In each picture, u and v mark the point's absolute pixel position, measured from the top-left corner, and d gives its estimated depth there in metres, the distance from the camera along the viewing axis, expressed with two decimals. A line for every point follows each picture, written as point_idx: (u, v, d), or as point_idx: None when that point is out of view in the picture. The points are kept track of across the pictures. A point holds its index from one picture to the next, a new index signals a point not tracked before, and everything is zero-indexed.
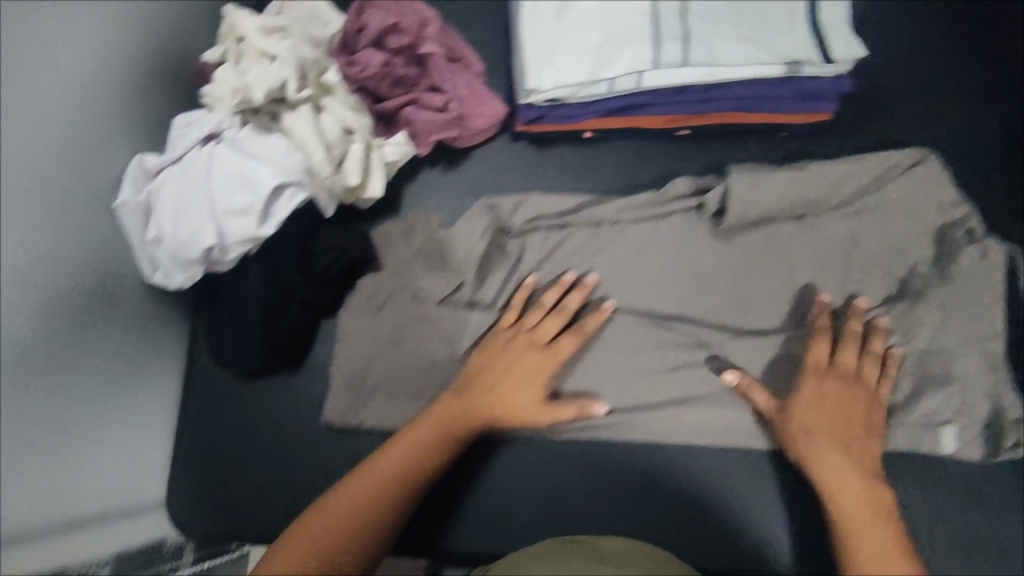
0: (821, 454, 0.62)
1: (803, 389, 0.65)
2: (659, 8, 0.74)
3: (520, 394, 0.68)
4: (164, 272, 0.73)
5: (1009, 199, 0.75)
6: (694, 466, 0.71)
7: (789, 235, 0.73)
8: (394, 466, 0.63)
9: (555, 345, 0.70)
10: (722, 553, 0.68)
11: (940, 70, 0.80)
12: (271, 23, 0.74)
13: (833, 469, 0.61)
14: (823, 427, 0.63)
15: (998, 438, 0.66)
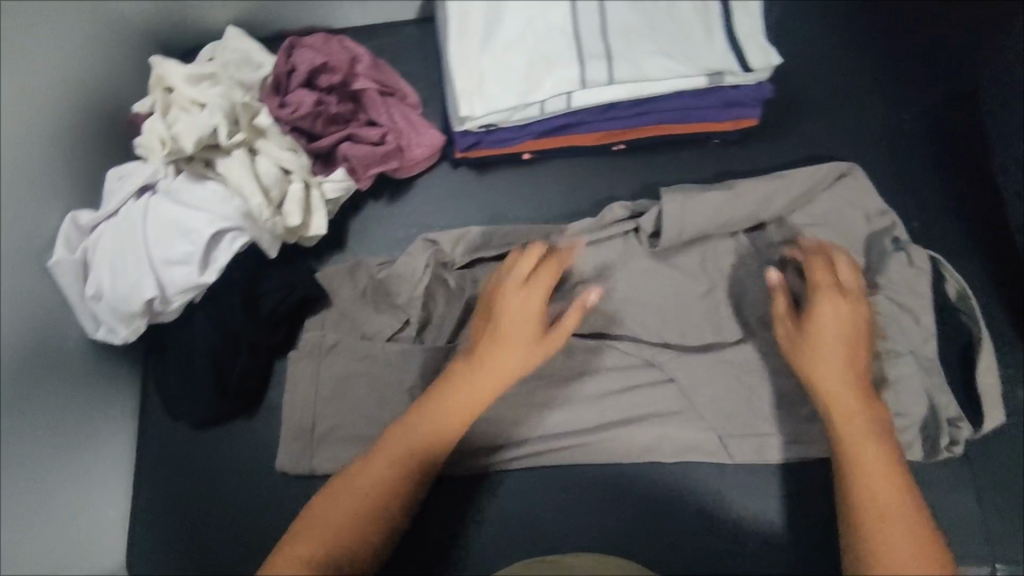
0: (826, 372, 0.61)
1: (816, 306, 0.63)
2: (581, 27, 0.74)
3: (514, 361, 0.62)
4: (107, 327, 0.72)
5: (929, 190, 0.79)
6: (659, 477, 0.72)
7: (724, 253, 0.76)
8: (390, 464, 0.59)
9: (539, 286, 0.65)
10: (690, 561, 0.70)
11: (857, 69, 0.83)
12: (199, 71, 0.74)
13: (830, 379, 0.61)
14: (839, 351, 0.62)
15: (936, 439, 0.68)
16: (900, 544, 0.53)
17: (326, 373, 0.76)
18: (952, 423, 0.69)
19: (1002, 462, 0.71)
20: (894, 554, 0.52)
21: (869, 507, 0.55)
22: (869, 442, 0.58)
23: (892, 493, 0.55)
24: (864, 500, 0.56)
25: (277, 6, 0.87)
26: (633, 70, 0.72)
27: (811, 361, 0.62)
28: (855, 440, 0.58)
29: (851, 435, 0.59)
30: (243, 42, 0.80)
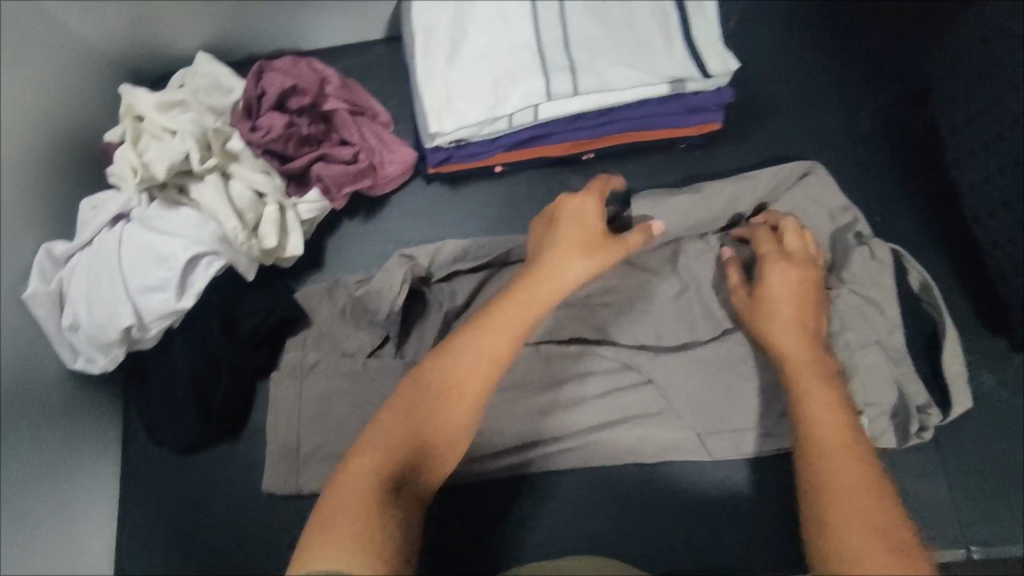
0: (776, 324, 0.65)
1: (767, 268, 0.68)
2: (544, 41, 0.76)
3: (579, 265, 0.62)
4: (86, 357, 0.72)
5: (887, 186, 0.82)
6: (643, 479, 0.75)
7: (696, 255, 0.77)
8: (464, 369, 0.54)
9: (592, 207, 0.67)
10: (676, 557, 0.72)
11: (815, 70, 0.85)
12: (169, 98, 0.75)
13: (778, 327, 0.65)
14: (789, 311, 0.66)
15: (906, 425, 0.70)
16: (841, 467, 0.53)
17: (309, 391, 0.76)
18: (921, 411, 0.71)
19: (970, 444, 0.73)
20: (833, 475, 0.52)
21: (816, 443, 0.55)
22: (823, 390, 0.59)
23: (841, 431, 0.56)
24: (814, 438, 0.56)
25: (245, 30, 0.88)
26: (598, 81, 0.74)
27: (762, 321, 0.66)
28: (807, 390, 0.60)
29: (802, 384, 0.61)
30: (213, 67, 0.81)
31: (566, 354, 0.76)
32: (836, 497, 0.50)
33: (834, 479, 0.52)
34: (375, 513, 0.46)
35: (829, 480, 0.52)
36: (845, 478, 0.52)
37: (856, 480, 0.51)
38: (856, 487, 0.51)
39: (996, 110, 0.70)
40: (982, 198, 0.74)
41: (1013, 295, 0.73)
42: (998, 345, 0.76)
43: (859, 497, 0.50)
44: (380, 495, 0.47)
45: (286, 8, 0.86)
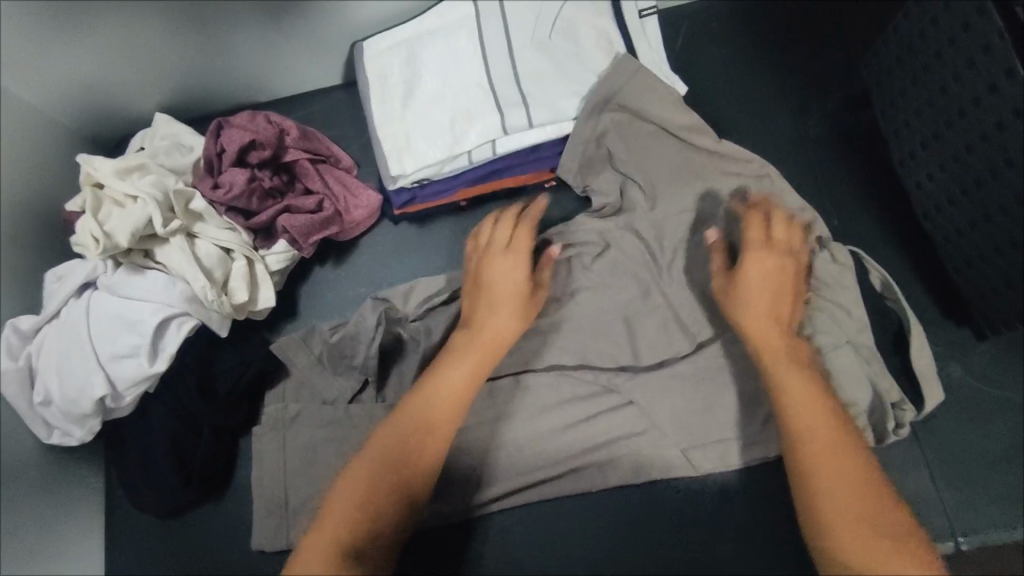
0: (751, 317, 0.64)
1: (749, 260, 0.66)
2: (495, 79, 0.78)
3: (506, 332, 0.66)
4: (61, 431, 0.72)
5: (841, 187, 0.84)
6: (631, 500, 0.75)
7: (667, 268, 0.77)
8: (416, 448, 0.60)
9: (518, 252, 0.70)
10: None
11: (761, 82, 0.88)
12: (128, 163, 0.74)
13: (756, 318, 0.64)
14: (765, 301, 0.65)
15: (883, 423, 0.71)
16: (833, 467, 0.55)
17: (292, 443, 0.76)
18: (897, 406, 0.72)
19: (947, 435, 0.75)
20: (831, 477, 0.54)
21: (805, 445, 0.57)
22: (804, 388, 0.60)
23: (825, 429, 0.57)
24: (803, 440, 0.57)
25: (201, 86, 0.88)
26: (550, 113, 0.77)
27: (741, 311, 0.65)
28: (790, 388, 0.60)
29: (782, 378, 0.61)
30: (171, 127, 0.82)
31: (547, 382, 0.76)
32: (836, 501, 0.53)
33: (831, 481, 0.54)
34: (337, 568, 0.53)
35: (825, 486, 0.54)
36: (839, 479, 0.54)
37: (851, 478, 0.54)
38: (852, 488, 0.54)
39: (931, 111, 0.73)
40: (929, 195, 0.77)
41: (969, 285, 0.75)
42: (962, 335, 0.78)
43: (859, 499, 0.53)
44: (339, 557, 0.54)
45: (242, 63, 0.87)
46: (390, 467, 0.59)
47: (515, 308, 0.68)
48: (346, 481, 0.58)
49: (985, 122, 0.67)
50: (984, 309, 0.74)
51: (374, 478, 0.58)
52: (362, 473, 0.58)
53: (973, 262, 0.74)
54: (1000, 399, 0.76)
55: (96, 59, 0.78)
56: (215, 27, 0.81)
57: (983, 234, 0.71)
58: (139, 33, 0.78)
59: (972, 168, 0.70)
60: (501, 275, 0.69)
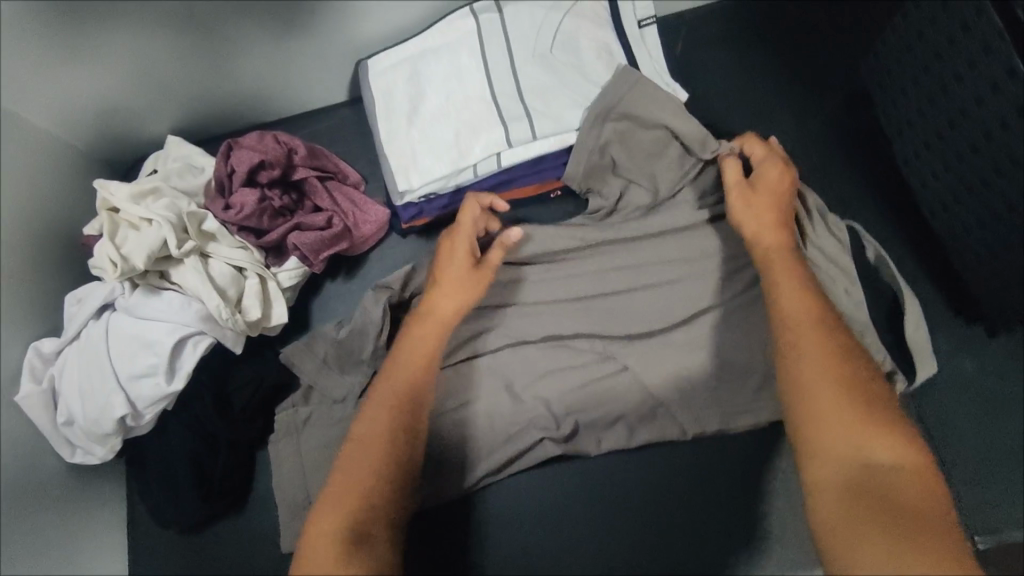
0: (750, 225, 0.69)
1: (767, 171, 0.72)
2: (498, 93, 0.79)
3: (452, 311, 0.69)
4: (84, 450, 0.74)
5: (844, 186, 0.84)
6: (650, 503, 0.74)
7: (672, 269, 0.78)
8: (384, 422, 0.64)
9: (461, 238, 0.71)
10: None
11: (761, 85, 0.89)
12: (142, 187, 0.76)
13: (756, 222, 0.69)
14: (768, 213, 0.70)
15: None
16: (816, 370, 0.58)
17: (306, 448, 0.77)
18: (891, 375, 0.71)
19: (961, 432, 0.74)
20: (820, 384, 0.57)
21: (795, 356, 0.59)
22: (799, 299, 0.63)
23: (819, 340, 0.60)
24: (793, 349, 0.60)
25: (210, 107, 0.91)
26: (555, 125, 0.78)
27: (750, 219, 0.70)
28: (786, 308, 0.63)
29: (780, 292, 0.64)
30: (183, 149, 0.84)
31: (547, 370, 0.77)
32: (824, 404, 0.56)
33: (821, 387, 0.57)
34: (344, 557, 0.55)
35: (810, 392, 0.57)
36: (826, 387, 0.57)
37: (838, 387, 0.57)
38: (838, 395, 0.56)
39: (933, 111, 0.73)
40: (934, 193, 0.77)
41: (976, 282, 0.75)
42: (973, 331, 0.78)
43: (838, 405, 0.56)
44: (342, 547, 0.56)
45: (249, 85, 0.89)
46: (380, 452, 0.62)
47: (457, 286, 0.69)
48: (341, 474, 0.61)
49: (989, 119, 0.67)
50: (993, 305, 0.74)
51: (365, 460, 0.62)
52: (354, 464, 0.61)
53: (980, 259, 0.73)
54: (1012, 394, 0.75)
55: (109, 87, 0.81)
56: (224, 51, 0.83)
57: (991, 231, 0.71)
58: (151, 60, 0.80)
59: (976, 167, 0.70)
60: (450, 259, 0.70)
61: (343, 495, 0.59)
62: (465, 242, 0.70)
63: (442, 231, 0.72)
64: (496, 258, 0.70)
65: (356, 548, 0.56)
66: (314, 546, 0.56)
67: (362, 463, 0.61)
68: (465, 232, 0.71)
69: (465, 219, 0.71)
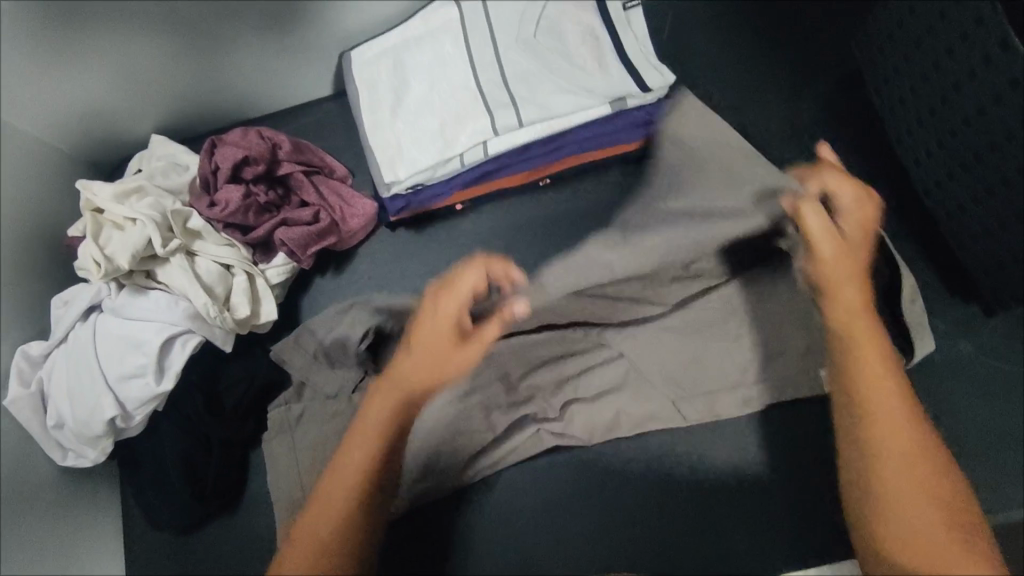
0: (837, 275, 0.64)
1: (857, 213, 0.66)
2: (482, 81, 0.78)
3: (431, 377, 0.67)
4: (76, 453, 0.73)
5: (838, 166, 0.83)
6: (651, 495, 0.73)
7: None
8: (362, 458, 0.63)
9: (459, 305, 0.68)
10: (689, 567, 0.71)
11: (750, 66, 0.87)
12: (126, 186, 0.75)
13: (843, 275, 0.64)
14: (856, 265, 0.64)
15: None
16: (894, 439, 0.57)
17: (300, 445, 0.77)
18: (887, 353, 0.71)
19: (961, 416, 0.73)
20: (896, 457, 0.56)
21: (877, 427, 0.58)
22: (873, 361, 0.61)
23: (897, 409, 0.58)
24: (875, 420, 0.58)
25: (194, 107, 0.89)
26: (541, 111, 0.76)
27: (834, 277, 0.64)
28: (868, 374, 0.60)
29: (862, 360, 0.61)
30: (166, 146, 0.84)
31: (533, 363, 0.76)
32: (898, 480, 0.55)
33: (896, 462, 0.56)
34: None
35: (890, 466, 0.56)
36: (908, 465, 0.56)
37: (921, 465, 0.56)
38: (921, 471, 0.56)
39: (926, 86, 0.72)
40: (928, 171, 0.76)
41: (972, 262, 0.74)
42: (970, 311, 0.77)
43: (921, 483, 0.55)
44: None
45: (233, 81, 0.88)
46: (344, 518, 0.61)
47: (439, 351, 0.66)
48: (303, 536, 0.59)
49: (982, 93, 0.65)
50: (990, 285, 0.73)
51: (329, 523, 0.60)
52: (316, 525, 0.60)
53: (976, 238, 0.72)
54: (1012, 373, 0.74)
55: (90, 86, 0.80)
56: (205, 47, 0.82)
57: (988, 209, 0.69)
58: (131, 56, 0.79)
59: (970, 142, 0.69)
60: (443, 325, 0.67)
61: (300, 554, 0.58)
62: (451, 312, 0.67)
63: (439, 291, 0.69)
64: (485, 336, 0.68)
65: None
66: None
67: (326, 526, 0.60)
68: (455, 297, 0.68)
69: (466, 287, 0.68)
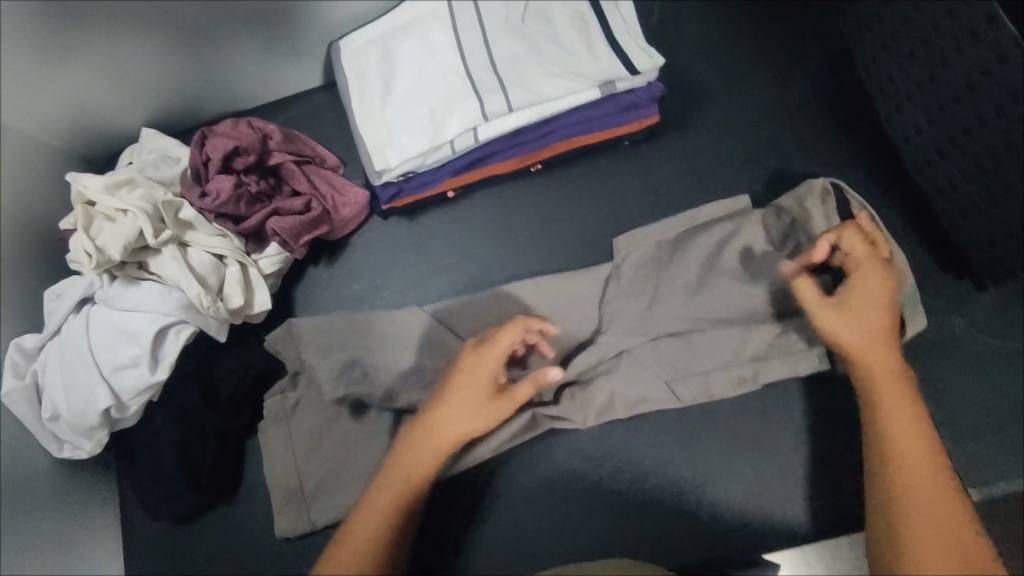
0: (857, 327, 0.63)
1: (869, 280, 0.65)
2: (471, 67, 0.78)
3: (463, 431, 0.65)
4: (72, 444, 0.73)
5: (829, 146, 0.83)
6: (647, 476, 0.75)
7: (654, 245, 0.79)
8: (389, 504, 0.63)
9: (491, 361, 0.67)
10: (686, 544, 0.72)
11: (739, 50, 0.88)
12: (116, 178, 0.75)
13: (858, 325, 0.63)
14: (876, 318, 0.64)
15: None
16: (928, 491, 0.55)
17: (297, 433, 0.77)
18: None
19: (955, 391, 0.74)
20: (929, 507, 0.54)
21: (909, 478, 0.56)
22: (903, 413, 0.59)
23: (929, 459, 0.57)
24: (901, 470, 0.57)
25: (184, 101, 0.89)
26: (531, 96, 0.76)
27: (851, 334, 0.63)
28: (897, 428, 0.59)
29: (891, 412, 0.60)
30: (159, 140, 0.84)
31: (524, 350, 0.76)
32: (931, 530, 0.53)
33: (927, 511, 0.54)
34: None
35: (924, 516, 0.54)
36: (945, 515, 0.54)
37: (953, 512, 0.54)
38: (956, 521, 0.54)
39: (914, 63, 0.72)
40: (918, 149, 0.76)
41: (964, 238, 0.74)
42: (962, 287, 0.77)
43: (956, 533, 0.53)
44: None
45: (222, 72, 0.88)
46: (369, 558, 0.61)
47: (473, 408, 0.66)
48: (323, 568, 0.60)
49: (971, 67, 0.65)
50: (982, 260, 0.73)
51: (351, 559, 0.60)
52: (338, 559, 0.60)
53: (967, 214, 0.72)
54: (1006, 348, 0.75)
55: (78, 80, 0.79)
56: (192, 36, 0.82)
57: (977, 184, 0.70)
58: (118, 48, 0.79)
59: (960, 118, 0.69)
60: (473, 382, 0.66)
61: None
62: (488, 371, 0.67)
63: (472, 349, 0.68)
64: (524, 394, 0.66)
65: None
66: None
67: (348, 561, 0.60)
68: (493, 357, 0.67)
69: (501, 348, 0.67)
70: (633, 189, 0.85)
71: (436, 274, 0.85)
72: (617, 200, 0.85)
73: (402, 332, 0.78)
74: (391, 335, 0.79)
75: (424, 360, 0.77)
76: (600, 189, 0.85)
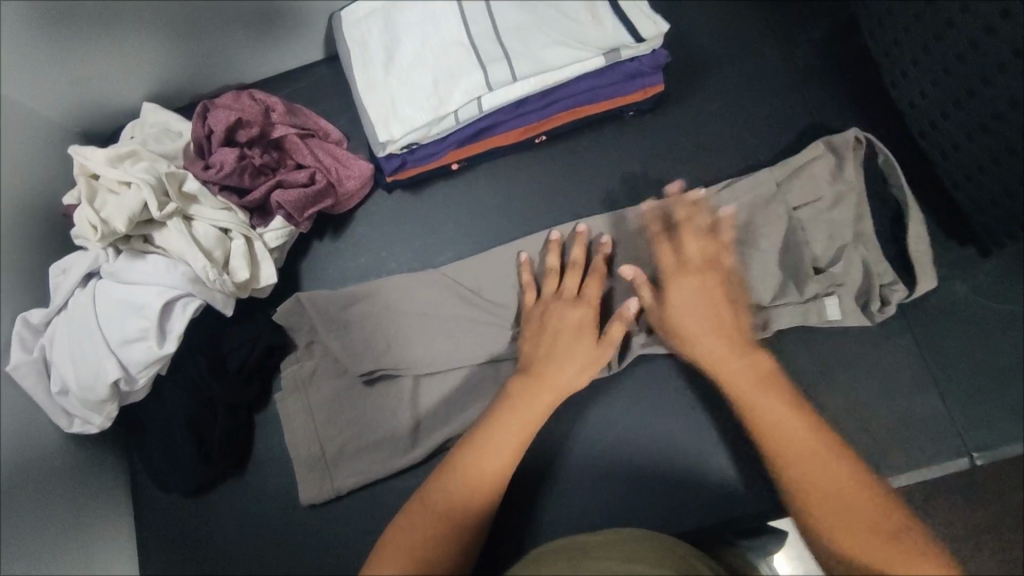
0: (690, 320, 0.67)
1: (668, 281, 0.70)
2: (475, 37, 0.79)
3: (581, 377, 0.67)
4: (81, 419, 0.73)
5: (833, 114, 0.83)
6: (667, 440, 0.75)
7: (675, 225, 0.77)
8: (522, 412, 0.61)
9: (584, 304, 0.71)
10: (710, 512, 0.72)
11: (743, 20, 0.88)
12: (119, 150, 0.75)
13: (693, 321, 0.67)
14: (698, 301, 0.68)
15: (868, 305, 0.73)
16: (831, 486, 0.53)
17: (316, 401, 0.78)
18: (888, 287, 0.73)
19: (957, 354, 0.74)
20: (841, 512, 0.52)
21: (813, 501, 0.53)
22: (779, 428, 0.57)
23: (814, 455, 0.55)
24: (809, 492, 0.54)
25: (186, 76, 0.88)
26: (536, 65, 0.76)
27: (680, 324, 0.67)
28: (788, 440, 0.56)
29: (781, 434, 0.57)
30: (161, 115, 0.83)
31: None
32: (857, 541, 0.50)
33: (839, 520, 0.52)
34: (435, 539, 0.54)
35: (848, 527, 0.51)
36: (844, 504, 0.52)
37: (859, 499, 0.52)
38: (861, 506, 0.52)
39: (918, 26, 0.72)
40: (922, 113, 0.76)
41: (967, 201, 0.75)
42: (967, 254, 0.77)
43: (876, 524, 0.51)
44: (426, 537, 0.53)
45: (223, 47, 0.88)
46: (521, 440, 0.60)
47: (585, 364, 0.67)
48: (452, 459, 0.58)
49: (974, 26, 0.65)
50: (985, 223, 0.74)
51: (476, 452, 0.58)
52: (467, 453, 0.58)
53: (972, 175, 0.73)
54: (1009, 313, 0.75)
55: (78, 53, 0.78)
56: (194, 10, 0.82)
57: (979, 145, 0.70)
58: (120, 21, 0.79)
59: (965, 78, 0.69)
60: (577, 322, 0.69)
61: (450, 472, 0.57)
62: (584, 315, 0.69)
63: (577, 301, 0.71)
64: (621, 333, 0.68)
65: (441, 538, 0.54)
66: (402, 525, 0.54)
67: (474, 453, 0.58)
68: (587, 304, 0.71)
69: (591, 293, 0.71)
70: (639, 160, 0.84)
71: (441, 247, 0.85)
72: (624, 171, 0.84)
73: (417, 294, 0.78)
74: (406, 300, 0.78)
75: (443, 321, 0.78)
76: (606, 161, 0.85)
